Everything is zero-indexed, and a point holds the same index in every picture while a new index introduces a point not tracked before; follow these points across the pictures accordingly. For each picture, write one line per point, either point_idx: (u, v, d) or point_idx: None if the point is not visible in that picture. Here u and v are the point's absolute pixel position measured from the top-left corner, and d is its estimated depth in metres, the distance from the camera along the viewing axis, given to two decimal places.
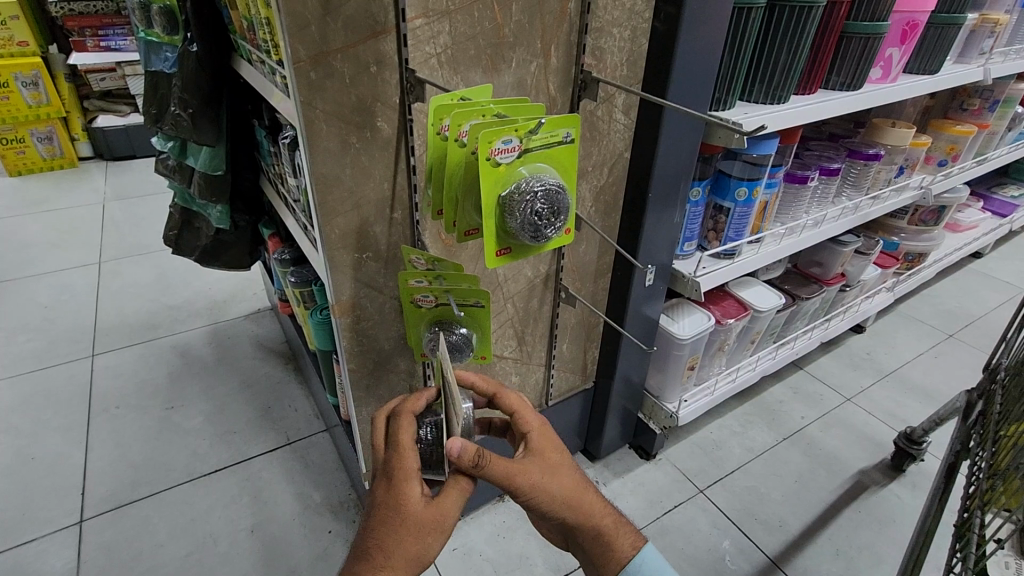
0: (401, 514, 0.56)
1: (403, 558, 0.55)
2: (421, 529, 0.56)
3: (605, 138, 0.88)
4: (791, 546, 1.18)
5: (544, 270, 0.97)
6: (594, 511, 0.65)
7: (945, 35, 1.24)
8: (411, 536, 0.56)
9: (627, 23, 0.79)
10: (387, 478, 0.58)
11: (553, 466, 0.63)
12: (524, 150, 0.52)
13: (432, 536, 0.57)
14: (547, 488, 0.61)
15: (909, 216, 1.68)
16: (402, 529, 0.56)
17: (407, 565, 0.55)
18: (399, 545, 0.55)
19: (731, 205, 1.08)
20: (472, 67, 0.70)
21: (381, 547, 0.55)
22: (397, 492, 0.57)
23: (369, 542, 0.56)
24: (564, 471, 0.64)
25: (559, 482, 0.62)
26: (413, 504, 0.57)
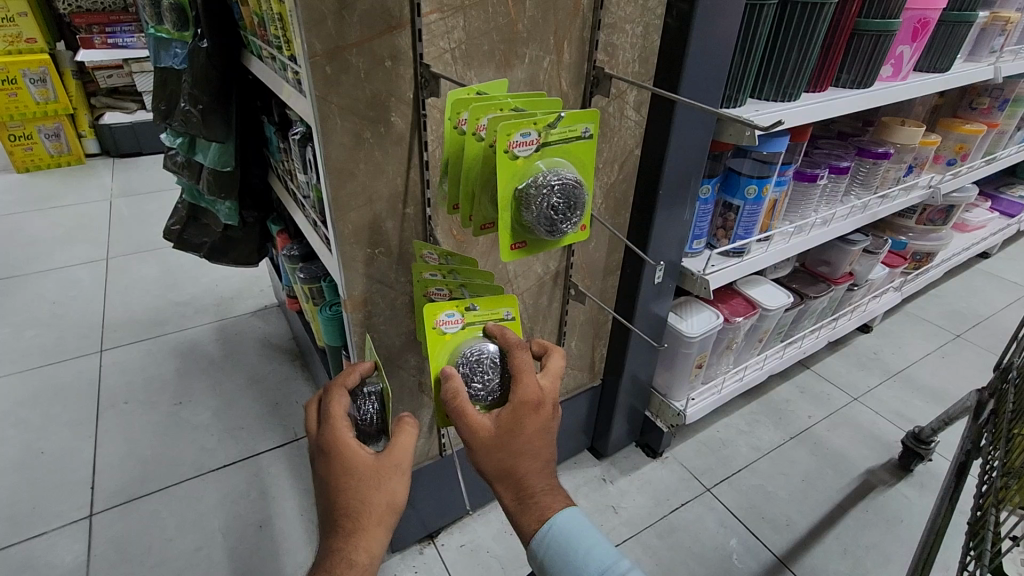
0: (353, 478, 0.57)
1: (361, 519, 0.57)
2: (377, 477, 0.58)
3: (616, 135, 0.88)
4: (799, 545, 1.18)
5: (554, 268, 0.97)
6: (530, 491, 0.61)
7: (956, 33, 1.23)
8: (370, 489, 0.57)
9: (640, 20, 0.79)
10: (325, 453, 0.58)
11: (506, 447, 0.60)
12: (542, 144, 0.52)
13: (388, 486, 0.58)
14: (484, 463, 0.60)
15: (917, 215, 1.67)
16: (360, 487, 0.57)
17: (378, 516, 0.57)
18: (352, 509, 0.57)
19: (741, 203, 1.08)
20: (485, 63, 0.70)
21: (348, 514, 0.57)
22: (343, 460, 0.58)
23: (334, 518, 0.57)
24: (523, 452, 0.60)
25: (499, 462, 0.60)
26: (364, 459, 0.58)
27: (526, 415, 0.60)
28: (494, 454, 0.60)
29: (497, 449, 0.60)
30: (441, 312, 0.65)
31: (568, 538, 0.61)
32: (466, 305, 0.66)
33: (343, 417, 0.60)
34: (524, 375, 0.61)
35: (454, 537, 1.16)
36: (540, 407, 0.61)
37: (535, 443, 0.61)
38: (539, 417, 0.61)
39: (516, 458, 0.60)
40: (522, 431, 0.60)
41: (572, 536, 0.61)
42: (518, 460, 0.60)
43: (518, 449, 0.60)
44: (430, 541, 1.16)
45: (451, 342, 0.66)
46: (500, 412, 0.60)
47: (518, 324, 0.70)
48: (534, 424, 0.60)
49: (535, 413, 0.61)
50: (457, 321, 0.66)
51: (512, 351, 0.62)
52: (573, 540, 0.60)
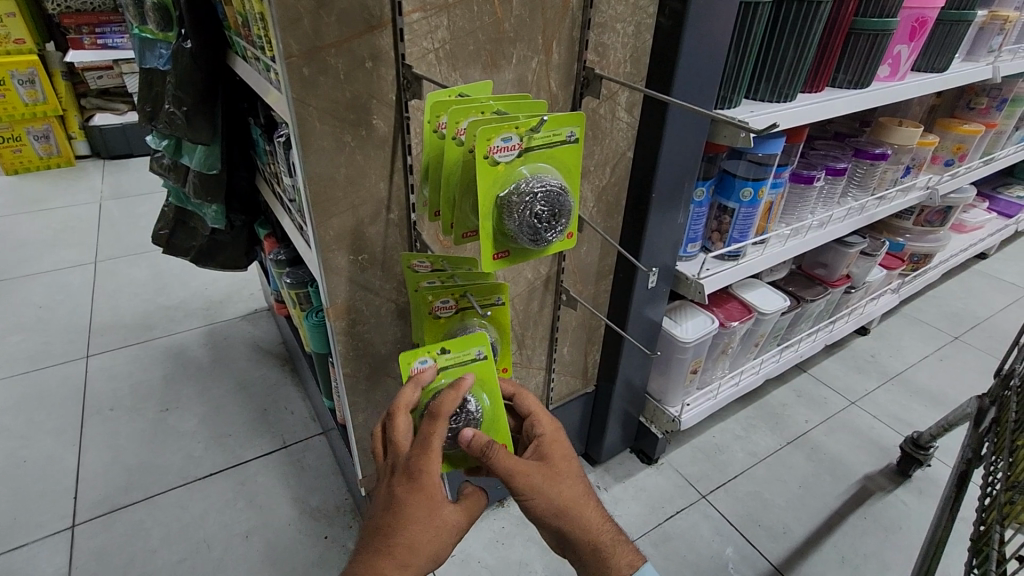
0: (428, 515, 0.55)
1: (415, 555, 0.54)
2: (443, 523, 0.56)
3: (607, 137, 0.86)
4: (796, 553, 1.16)
5: (544, 273, 0.94)
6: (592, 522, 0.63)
7: (954, 32, 1.21)
8: (435, 533, 0.55)
9: (631, 19, 0.77)
10: (410, 476, 0.56)
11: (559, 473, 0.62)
12: (524, 149, 0.50)
13: (447, 535, 0.57)
14: (556, 498, 0.61)
15: (914, 216, 1.66)
16: (429, 526, 0.55)
17: (426, 556, 0.55)
18: (412, 542, 0.54)
19: (736, 206, 1.06)
20: (471, 63, 0.68)
21: (406, 546, 0.54)
22: (426, 495, 0.55)
23: (387, 543, 0.54)
24: (574, 492, 0.62)
25: (563, 494, 0.61)
26: (444, 504, 0.56)
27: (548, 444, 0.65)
28: (554, 497, 0.61)
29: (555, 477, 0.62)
30: (437, 299, 0.68)
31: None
32: (460, 293, 0.68)
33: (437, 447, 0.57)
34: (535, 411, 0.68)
35: None
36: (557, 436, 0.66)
37: (582, 492, 0.63)
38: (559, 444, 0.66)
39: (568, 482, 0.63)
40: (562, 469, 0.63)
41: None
42: (568, 482, 0.63)
43: (569, 493, 0.62)
44: None
45: (444, 326, 0.70)
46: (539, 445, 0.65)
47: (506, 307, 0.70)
48: (570, 469, 0.64)
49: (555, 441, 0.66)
50: (452, 306, 0.68)
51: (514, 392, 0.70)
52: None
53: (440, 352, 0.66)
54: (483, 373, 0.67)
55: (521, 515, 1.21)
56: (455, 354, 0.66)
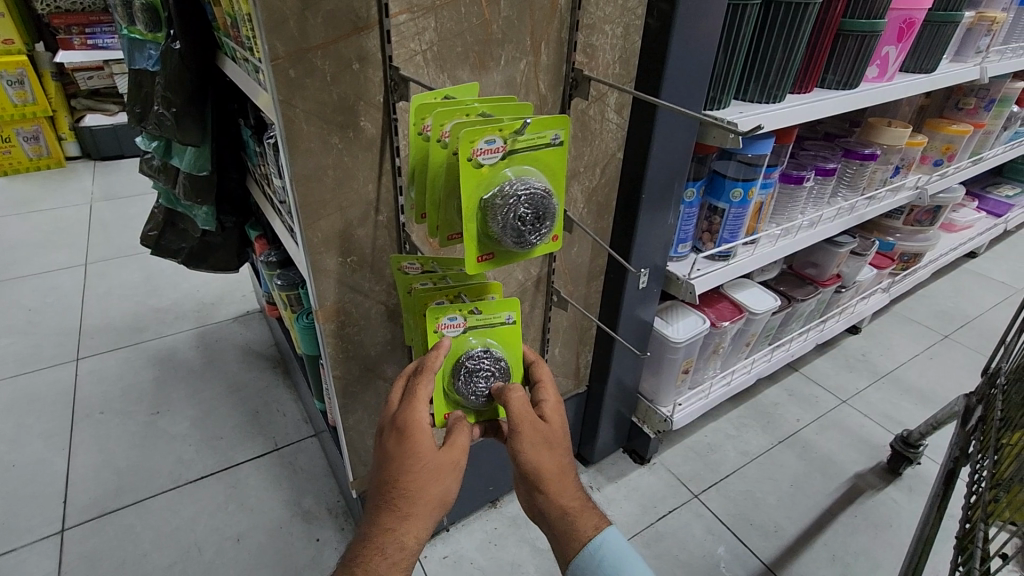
0: (422, 465, 0.57)
1: (417, 506, 0.57)
2: (442, 469, 0.59)
3: (597, 138, 0.86)
4: (787, 552, 1.16)
5: (535, 274, 0.94)
6: (563, 497, 0.64)
7: (942, 33, 1.22)
8: (433, 480, 0.58)
9: (620, 20, 0.77)
10: (397, 429, 0.59)
11: (549, 443, 0.63)
12: (508, 151, 0.50)
13: (446, 482, 0.59)
14: (533, 461, 0.62)
15: (904, 216, 1.67)
16: (427, 475, 0.58)
17: (430, 507, 0.57)
18: (412, 493, 0.57)
19: (726, 206, 1.07)
20: (459, 65, 0.68)
21: (405, 497, 0.57)
22: (412, 445, 0.58)
23: (388, 496, 0.57)
24: (556, 461, 0.63)
25: (544, 462, 0.62)
26: (430, 450, 0.58)
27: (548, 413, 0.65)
28: (537, 463, 0.62)
29: (539, 444, 0.62)
30: (445, 315, 0.65)
31: (618, 557, 0.64)
32: (469, 308, 0.66)
33: (425, 398, 0.60)
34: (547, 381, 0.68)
35: (436, 549, 1.14)
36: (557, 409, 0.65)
37: (562, 463, 0.64)
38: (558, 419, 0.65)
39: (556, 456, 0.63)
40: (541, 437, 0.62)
41: (620, 557, 0.64)
42: (555, 454, 0.63)
43: (548, 462, 0.63)
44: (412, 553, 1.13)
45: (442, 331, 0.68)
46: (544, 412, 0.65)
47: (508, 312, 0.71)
48: (564, 442, 0.64)
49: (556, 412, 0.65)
50: (460, 324, 0.66)
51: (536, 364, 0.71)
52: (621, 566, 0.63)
53: (473, 311, 0.66)
54: (510, 337, 0.69)
55: (513, 516, 1.21)
56: (486, 316, 0.67)
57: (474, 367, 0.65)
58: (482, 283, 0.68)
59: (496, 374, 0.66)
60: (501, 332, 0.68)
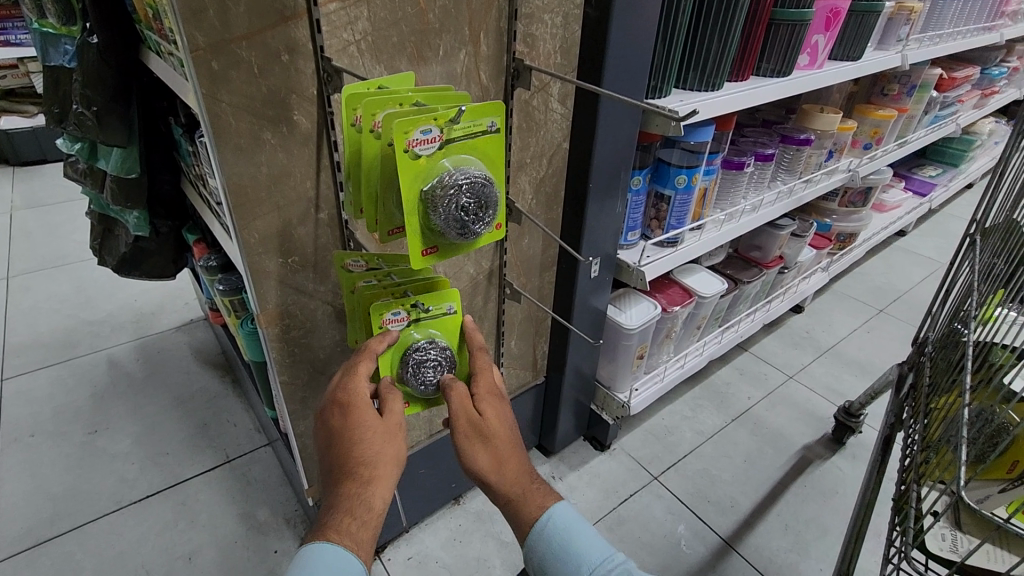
0: (363, 430, 0.57)
1: (375, 467, 0.56)
2: (387, 431, 0.58)
3: (541, 129, 0.86)
4: (743, 525, 1.20)
5: (487, 266, 0.93)
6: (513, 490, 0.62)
7: (865, 23, 1.28)
8: (384, 441, 0.58)
9: (559, 9, 0.77)
10: (340, 408, 0.59)
11: (489, 434, 0.62)
12: (446, 140, 0.49)
13: (396, 443, 0.58)
14: (473, 452, 0.62)
15: (839, 198, 1.75)
16: (372, 438, 0.57)
17: (387, 465, 0.57)
18: (365, 457, 0.56)
19: (672, 193, 1.09)
20: (396, 55, 0.66)
21: (361, 462, 0.56)
22: (354, 416, 0.58)
23: (345, 466, 0.56)
24: (497, 457, 0.62)
25: (486, 455, 0.62)
26: (370, 417, 0.58)
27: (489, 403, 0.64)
28: (476, 461, 0.62)
29: (479, 436, 0.62)
30: (387, 310, 0.63)
31: (574, 533, 0.61)
32: (411, 302, 0.64)
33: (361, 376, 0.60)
34: (489, 373, 0.66)
35: (400, 550, 1.12)
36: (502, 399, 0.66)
37: (507, 455, 0.63)
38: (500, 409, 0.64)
39: (498, 447, 0.62)
40: (476, 430, 0.62)
41: (569, 526, 0.61)
42: (497, 446, 0.62)
43: (486, 455, 0.62)
44: (375, 557, 1.11)
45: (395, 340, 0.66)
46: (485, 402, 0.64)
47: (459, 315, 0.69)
48: (509, 434, 0.64)
49: (498, 403, 0.65)
50: (403, 319, 0.64)
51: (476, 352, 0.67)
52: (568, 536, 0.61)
53: (416, 305, 0.65)
54: (451, 326, 0.69)
55: (477, 511, 1.20)
56: (428, 308, 0.66)
57: (417, 356, 0.64)
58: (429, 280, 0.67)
59: (442, 364, 0.66)
60: (444, 323, 0.68)
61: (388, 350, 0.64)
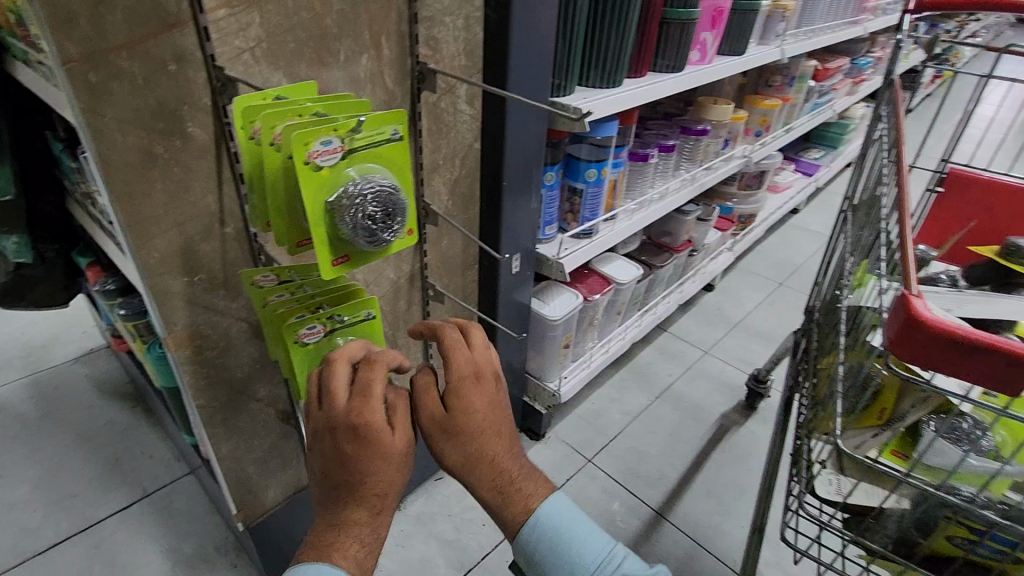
0: (360, 455, 0.54)
1: (376, 489, 0.55)
2: (391, 452, 0.55)
3: (452, 131, 0.87)
4: (671, 495, 1.28)
5: (408, 270, 0.93)
6: (508, 480, 0.62)
7: (746, 20, 1.39)
8: (384, 463, 0.55)
9: (459, 12, 0.78)
10: (335, 434, 0.55)
11: (486, 428, 0.60)
12: (347, 150, 0.49)
13: (398, 459, 0.56)
14: (474, 448, 0.60)
15: (737, 182, 1.88)
16: (371, 462, 0.54)
17: (387, 482, 0.55)
18: (365, 481, 0.55)
19: (583, 186, 1.15)
20: (295, 62, 0.65)
21: (358, 485, 0.55)
22: (348, 440, 0.55)
23: (343, 489, 0.56)
24: (494, 450, 0.61)
25: (484, 449, 0.60)
26: (377, 438, 0.55)
27: (478, 390, 0.60)
28: (469, 457, 0.60)
29: (472, 433, 0.59)
30: (302, 325, 0.62)
31: (559, 524, 0.63)
32: (326, 315, 0.63)
33: (343, 392, 0.56)
34: (483, 354, 0.62)
35: None
36: (496, 382, 0.62)
37: (505, 445, 0.62)
38: (494, 397, 0.62)
39: (494, 440, 0.61)
40: (471, 433, 0.59)
41: (558, 527, 0.63)
42: (493, 440, 0.61)
43: (486, 447, 0.60)
44: None
45: (312, 351, 0.64)
46: (479, 393, 0.60)
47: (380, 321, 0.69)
48: (504, 424, 0.62)
49: (493, 389, 0.62)
50: (319, 331, 0.63)
51: (467, 330, 0.63)
52: (554, 526, 0.63)
53: (332, 317, 0.64)
54: (371, 332, 0.68)
55: (418, 514, 1.20)
56: (346, 318, 0.65)
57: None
58: (345, 289, 0.67)
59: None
60: (362, 329, 0.67)
61: (305, 361, 0.64)
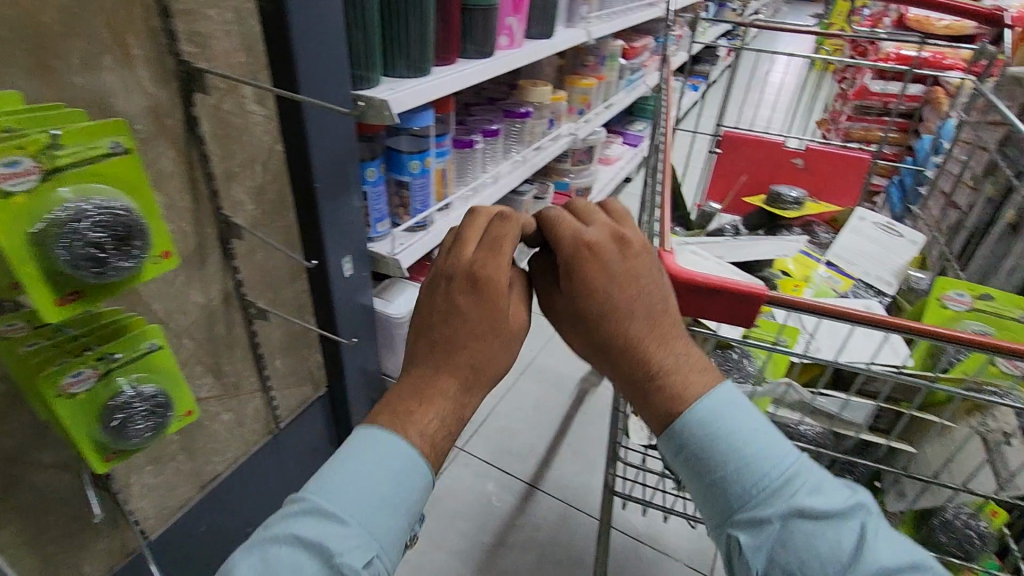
0: (456, 309, 0.56)
1: (465, 348, 0.56)
2: (484, 312, 0.56)
3: (244, 134, 0.80)
4: (542, 464, 1.34)
5: (219, 291, 0.84)
6: (654, 365, 0.56)
7: (549, 4, 1.45)
8: (473, 330, 0.56)
9: (225, 4, 0.71)
10: (448, 283, 0.58)
11: (610, 302, 0.55)
12: (48, 170, 0.44)
13: (489, 320, 0.56)
14: (597, 328, 0.56)
15: (569, 159, 1.99)
16: (465, 322, 0.56)
17: (478, 345, 0.56)
18: (450, 340, 0.56)
19: (410, 178, 1.12)
20: (7, 68, 0.54)
21: (447, 346, 0.56)
22: (460, 290, 0.57)
23: (427, 347, 0.57)
24: (621, 334, 0.55)
25: (606, 330, 0.55)
26: (467, 298, 0.56)
27: (592, 265, 0.56)
28: (596, 332, 0.56)
29: (593, 306, 0.55)
30: (66, 373, 0.54)
31: (713, 427, 0.55)
32: (96, 357, 0.56)
33: (470, 247, 0.60)
34: (620, 230, 0.58)
35: None
36: (638, 257, 0.57)
37: (639, 329, 0.55)
38: (637, 272, 0.56)
39: (624, 320, 0.55)
40: (596, 314, 0.55)
41: (711, 434, 0.54)
42: (628, 319, 0.55)
43: (610, 328, 0.55)
44: None
45: (85, 400, 0.56)
46: (604, 265, 0.56)
47: (168, 350, 0.63)
48: (650, 303, 0.56)
49: (629, 264, 0.56)
50: (91, 376, 0.55)
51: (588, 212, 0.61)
52: (717, 424, 0.55)
53: (104, 358, 0.56)
54: (160, 364, 0.62)
55: None
56: (124, 354, 0.58)
57: (116, 409, 0.57)
58: (118, 321, 0.59)
59: (154, 411, 0.60)
60: (147, 363, 0.60)
61: (78, 413, 0.56)
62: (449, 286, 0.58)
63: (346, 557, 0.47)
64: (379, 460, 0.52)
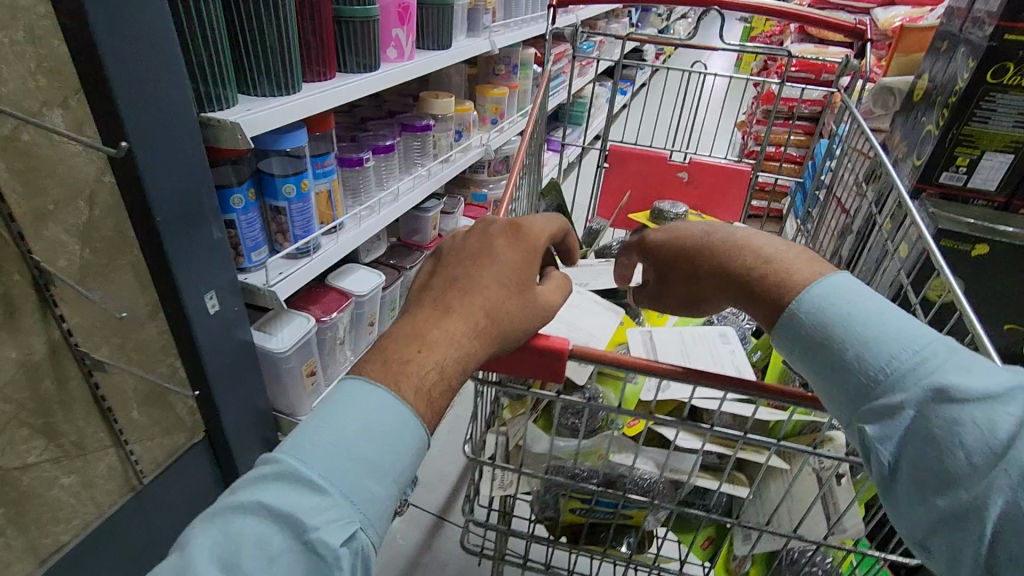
0: (495, 243, 0.57)
1: (513, 277, 0.55)
2: (527, 252, 0.58)
3: (58, 167, 0.71)
4: (452, 493, 1.28)
5: (41, 344, 0.75)
6: (758, 275, 0.56)
7: (444, 14, 1.40)
8: (512, 262, 0.56)
9: (11, 23, 0.62)
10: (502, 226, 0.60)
11: (705, 242, 0.64)
12: None
13: (526, 258, 0.57)
14: (706, 263, 0.62)
15: (484, 169, 1.94)
16: (507, 254, 0.57)
17: (517, 275, 0.55)
18: (503, 262, 0.56)
19: (286, 204, 1.05)
20: None
21: (486, 272, 0.55)
22: (509, 232, 0.59)
23: (460, 273, 0.54)
24: (720, 263, 0.60)
25: (715, 259, 0.61)
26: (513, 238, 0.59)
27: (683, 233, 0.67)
28: (709, 264, 0.62)
29: (701, 243, 0.64)
30: None
31: (830, 313, 0.51)
32: None
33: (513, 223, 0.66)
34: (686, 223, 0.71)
35: None
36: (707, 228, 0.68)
37: (731, 257, 0.59)
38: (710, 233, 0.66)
39: (719, 252, 0.61)
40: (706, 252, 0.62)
41: (832, 315, 0.51)
42: (723, 252, 0.61)
43: (718, 258, 0.61)
44: None
45: None
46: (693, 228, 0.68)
47: None
48: (724, 245, 0.61)
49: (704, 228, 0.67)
50: None
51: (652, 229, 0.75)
52: (834, 306, 0.51)
53: None
54: None
55: None
56: None
57: None
58: None
59: None
60: None
61: None
62: (489, 230, 0.59)
63: (321, 533, 0.39)
64: (371, 418, 0.44)
